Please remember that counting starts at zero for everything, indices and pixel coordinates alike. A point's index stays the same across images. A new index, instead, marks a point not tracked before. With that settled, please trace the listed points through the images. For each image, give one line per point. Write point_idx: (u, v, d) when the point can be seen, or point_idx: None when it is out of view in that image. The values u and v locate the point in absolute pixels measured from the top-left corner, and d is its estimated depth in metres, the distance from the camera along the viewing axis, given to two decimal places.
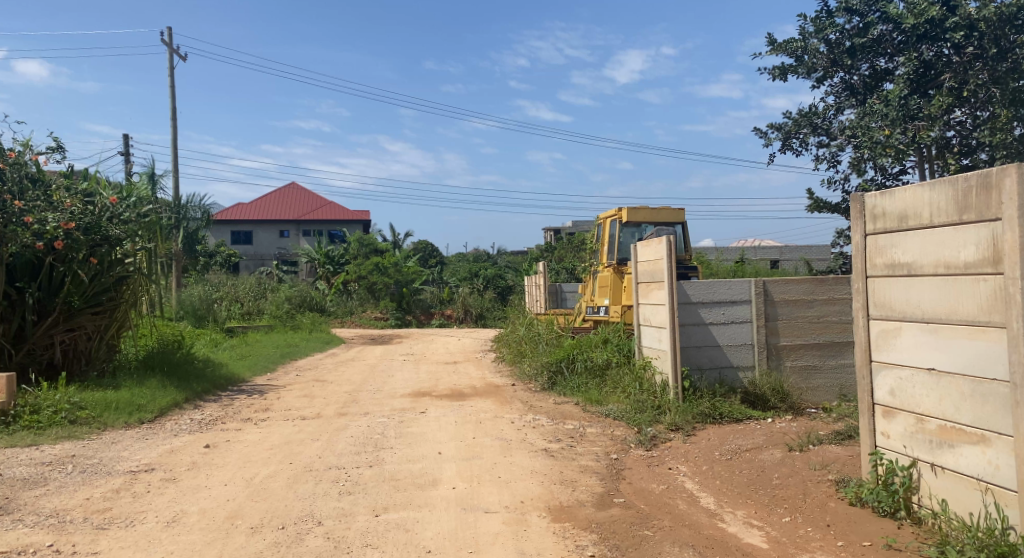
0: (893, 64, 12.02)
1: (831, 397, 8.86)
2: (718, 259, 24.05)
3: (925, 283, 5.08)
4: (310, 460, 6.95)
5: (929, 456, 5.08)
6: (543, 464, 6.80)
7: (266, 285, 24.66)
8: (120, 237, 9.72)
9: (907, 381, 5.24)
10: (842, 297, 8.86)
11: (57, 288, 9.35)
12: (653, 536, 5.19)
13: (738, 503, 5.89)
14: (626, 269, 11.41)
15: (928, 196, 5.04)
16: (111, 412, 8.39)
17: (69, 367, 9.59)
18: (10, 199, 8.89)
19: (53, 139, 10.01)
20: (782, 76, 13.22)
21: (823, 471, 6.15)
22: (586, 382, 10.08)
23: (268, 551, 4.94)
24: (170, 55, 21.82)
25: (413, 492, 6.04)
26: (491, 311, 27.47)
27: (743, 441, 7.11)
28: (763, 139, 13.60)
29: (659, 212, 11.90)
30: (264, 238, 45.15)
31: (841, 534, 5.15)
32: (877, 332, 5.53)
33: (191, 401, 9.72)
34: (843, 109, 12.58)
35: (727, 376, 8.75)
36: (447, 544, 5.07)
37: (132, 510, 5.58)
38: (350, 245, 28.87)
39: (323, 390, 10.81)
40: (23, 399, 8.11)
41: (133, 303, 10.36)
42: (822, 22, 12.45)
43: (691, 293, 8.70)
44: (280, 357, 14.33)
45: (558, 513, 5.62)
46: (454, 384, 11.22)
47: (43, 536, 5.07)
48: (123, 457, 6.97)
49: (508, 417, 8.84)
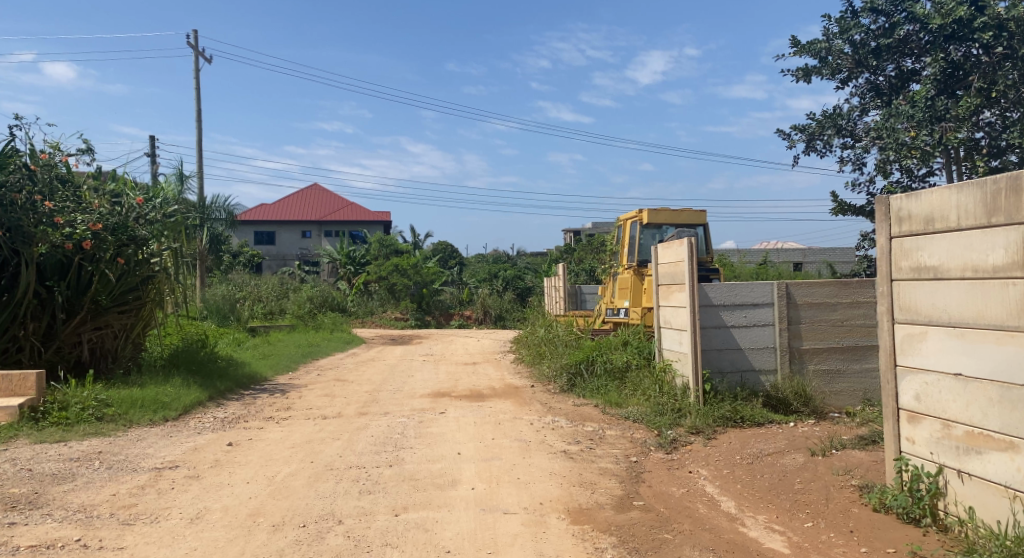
0: (920, 65, 11.88)
1: (855, 401, 8.74)
2: (740, 259, 23.70)
3: (953, 288, 5.01)
4: (330, 460, 6.97)
5: (955, 462, 5.01)
6: (562, 466, 6.81)
7: (288, 285, 24.96)
8: (146, 238, 9.87)
9: (933, 386, 5.17)
10: (866, 301, 8.78)
11: (84, 288, 9.48)
12: (673, 540, 5.18)
13: (760, 507, 5.85)
14: (647, 271, 11.38)
15: (955, 198, 4.99)
16: (136, 410, 8.49)
17: (96, 365, 9.75)
18: (41, 199, 9.06)
19: (82, 140, 10.05)
20: (806, 78, 13.13)
21: (846, 477, 6.09)
22: (606, 383, 10.05)
23: (287, 550, 4.95)
24: (195, 57, 22.06)
25: (433, 492, 6.06)
26: (510, 312, 27.36)
27: (765, 446, 7.07)
28: (787, 141, 13.55)
29: (681, 214, 11.85)
30: (286, 239, 45.50)
31: (865, 540, 5.09)
32: (901, 335, 5.46)
33: (214, 400, 9.81)
34: (868, 109, 12.46)
35: (749, 380, 8.68)
36: (466, 544, 5.09)
37: (157, 507, 5.66)
38: (371, 245, 29.14)
39: (343, 390, 10.85)
40: (52, 396, 8.23)
41: (159, 302, 10.53)
42: (847, 22, 12.34)
43: (713, 296, 8.63)
44: (302, 357, 14.42)
45: (577, 515, 5.62)
46: (473, 385, 11.28)
47: (71, 531, 5.15)
48: (149, 454, 7.06)
49: (527, 418, 8.86)
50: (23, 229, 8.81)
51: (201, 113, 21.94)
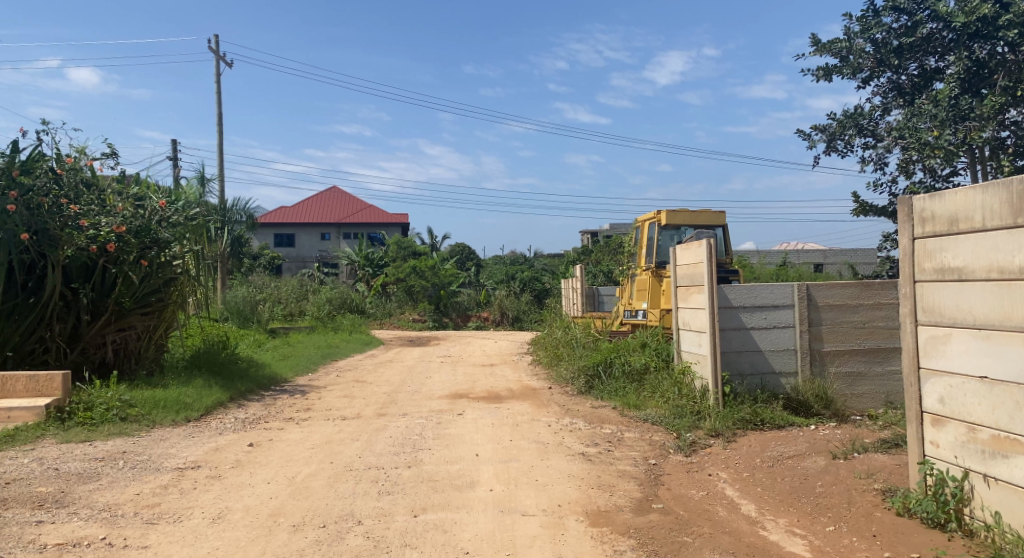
0: (943, 63, 11.75)
1: (877, 404, 8.65)
2: (759, 260, 23.50)
3: (978, 289, 4.94)
4: (350, 460, 7.02)
5: (981, 466, 4.94)
6: (580, 468, 6.80)
7: (307, 287, 25.15)
8: (169, 240, 9.95)
9: (957, 389, 5.11)
10: (888, 302, 8.68)
11: (108, 290, 9.62)
12: (693, 543, 5.16)
13: (781, 510, 5.80)
14: (665, 272, 11.34)
15: (980, 198, 4.93)
16: (159, 411, 8.58)
17: (120, 366, 9.87)
18: (67, 203, 9.21)
19: (107, 145, 10.17)
20: (827, 77, 13.02)
21: (868, 480, 6.03)
22: (624, 386, 10.02)
23: (308, 550, 4.98)
24: (217, 61, 22.29)
25: (451, 493, 6.08)
26: (527, 313, 27.32)
27: (785, 449, 7.02)
28: (807, 141, 13.45)
29: (700, 215, 11.78)
30: (305, 241, 45.82)
31: (888, 545, 5.03)
32: (925, 337, 5.40)
33: (235, 400, 9.90)
34: (890, 109, 12.35)
35: (769, 382, 8.62)
36: (485, 546, 5.09)
37: (180, 506, 5.71)
38: (389, 247, 29.27)
39: (362, 391, 10.90)
40: (77, 397, 8.34)
41: (181, 305, 10.63)
42: (868, 22, 12.24)
43: (733, 297, 8.59)
44: (322, 358, 14.53)
45: (596, 517, 5.60)
46: (491, 387, 11.29)
47: (96, 529, 5.21)
48: (171, 455, 7.13)
49: (545, 420, 8.85)
50: (49, 232, 8.94)
51: (222, 116, 22.16)
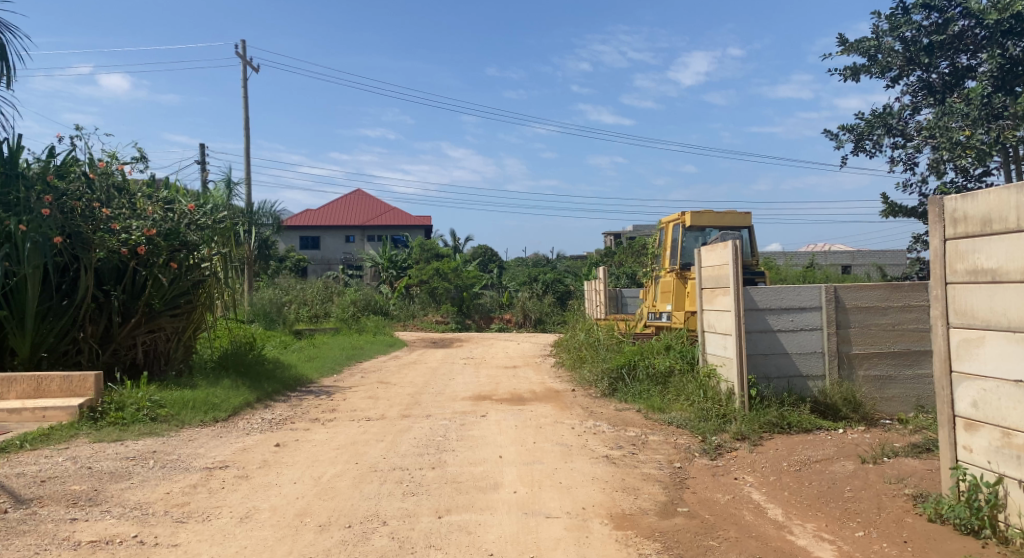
0: (975, 61, 11.55)
1: (907, 408, 8.51)
2: (785, 264, 23.21)
3: (1013, 291, 4.85)
4: (374, 461, 7.05)
5: (1016, 472, 4.85)
6: (604, 471, 6.76)
7: (332, 289, 25.34)
8: (197, 243, 10.09)
9: (992, 392, 5.01)
10: (919, 304, 8.55)
11: (139, 292, 9.79)
12: (719, 547, 5.11)
13: (808, 515, 5.73)
14: (689, 274, 11.26)
15: (1015, 198, 4.84)
16: (188, 411, 8.69)
17: (150, 367, 10.01)
18: (98, 207, 9.37)
19: (136, 150, 10.33)
20: (854, 76, 12.86)
21: (898, 485, 5.94)
22: (648, 388, 9.96)
23: (334, 550, 5.01)
24: (244, 67, 22.59)
25: (475, 494, 6.08)
26: (550, 315, 27.28)
27: (812, 453, 6.93)
28: (834, 142, 13.28)
29: (726, 216, 11.68)
30: (330, 244, 46.16)
31: (919, 551, 4.95)
32: (957, 341, 5.30)
33: (261, 401, 9.99)
34: (920, 108, 12.15)
35: (796, 385, 8.53)
36: (509, 547, 5.09)
37: (209, 505, 5.78)
38: (413, 250, 29.38)
39: (386, 393, 10.95)
40: (108, 397, 8.47)
41: (210, 306, 10.73)
42: (897, 20, 12.07)
43: (759, 299, 8.51)
44: (347, 360, 14.62)
45: (620, 521, 5.57)
46: (514, 388, 11.29)
47: (128, 527, 5.29)
48: (200, 454, 7.22)
49: (568, 422, 8.83)
50: (82, 235, 9.07)
51: (249, 120, 22.41)
